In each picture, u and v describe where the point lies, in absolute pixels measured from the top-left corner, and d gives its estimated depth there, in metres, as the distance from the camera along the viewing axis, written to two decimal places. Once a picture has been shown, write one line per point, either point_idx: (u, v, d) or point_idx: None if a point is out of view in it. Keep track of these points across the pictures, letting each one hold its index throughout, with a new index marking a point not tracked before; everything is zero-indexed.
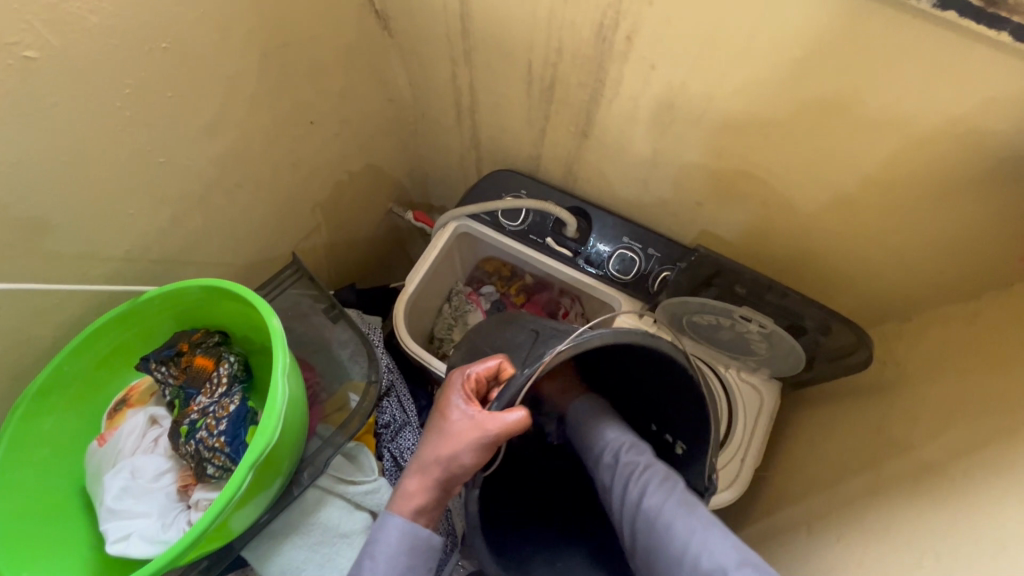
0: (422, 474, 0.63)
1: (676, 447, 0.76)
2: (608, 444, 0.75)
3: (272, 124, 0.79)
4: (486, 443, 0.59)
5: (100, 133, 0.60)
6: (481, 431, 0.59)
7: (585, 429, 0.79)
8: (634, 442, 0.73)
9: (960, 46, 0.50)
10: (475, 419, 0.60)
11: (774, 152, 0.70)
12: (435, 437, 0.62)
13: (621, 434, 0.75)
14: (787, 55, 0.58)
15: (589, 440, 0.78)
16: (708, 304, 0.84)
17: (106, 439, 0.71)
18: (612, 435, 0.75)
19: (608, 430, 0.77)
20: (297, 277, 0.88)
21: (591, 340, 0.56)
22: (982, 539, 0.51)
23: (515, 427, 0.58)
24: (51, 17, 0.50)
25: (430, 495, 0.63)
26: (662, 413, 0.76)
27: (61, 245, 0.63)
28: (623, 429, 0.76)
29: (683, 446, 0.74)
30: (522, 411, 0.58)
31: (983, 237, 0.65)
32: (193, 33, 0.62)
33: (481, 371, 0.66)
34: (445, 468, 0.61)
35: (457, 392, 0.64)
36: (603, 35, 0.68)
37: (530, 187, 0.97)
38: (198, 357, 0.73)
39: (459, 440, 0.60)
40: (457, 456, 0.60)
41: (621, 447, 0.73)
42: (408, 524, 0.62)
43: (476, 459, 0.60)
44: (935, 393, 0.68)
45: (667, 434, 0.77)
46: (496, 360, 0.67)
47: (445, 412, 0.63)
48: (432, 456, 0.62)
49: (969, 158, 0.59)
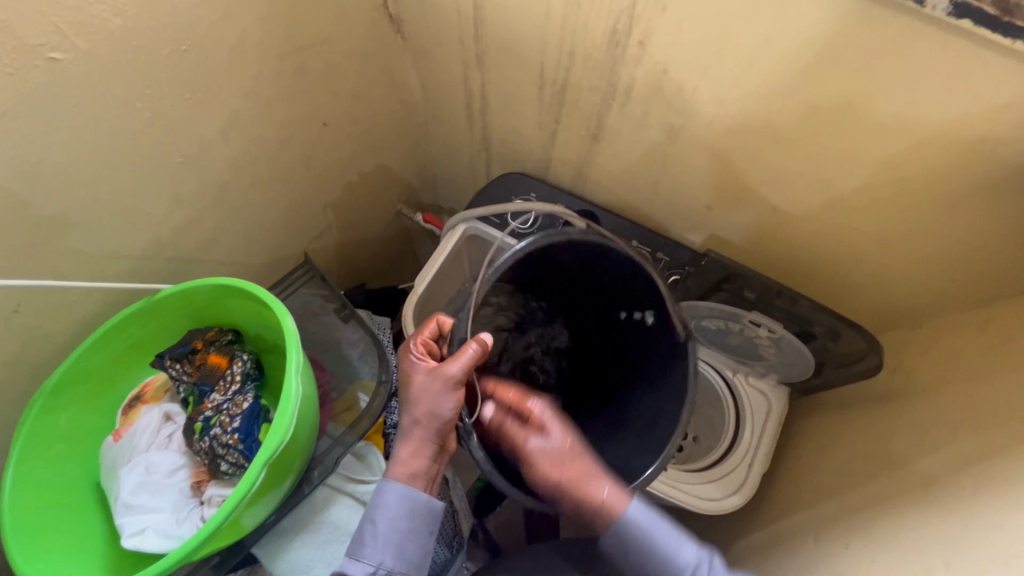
0: (408, 439, 0.62)
1: (646, 319, 0.75)
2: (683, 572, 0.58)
3: (288, 126, 0.80)
4: (456, 384, 0.61)
5: (120, 132, 0.61)
6: (443, 375, 0.61)
7: (644, 545, 0.60)
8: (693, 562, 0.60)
9: (975, 53, 0.50)
10: (432, 370, 0.62)
11: (785, 156, 0.70)
12: (406, 401, 0.63)
13: (693, 555, 0.59)
14: (800, 61, 0.58)
15: (649, 559, 0.60)
16: (717, 307, 0.87)
17: (121, 435, 0.72)
18: (686, 556, 0.59)
19: (676, 549, 0.59)
20: (308, 277, 0.89)
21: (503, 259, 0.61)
22: (989, 546, 0.51)
23: (476, 357, 0.61)
24: (78, 20, 0.51)
25: (425, 457, 0.63)
26: (619, 296, 0.76)
27: (81, 244, 0.64)
28: (691, 544, 0.60)
29: (651, 312, 0.73)
30: (474, 345, 0.60)
31: (997, 244, 0.65)
32: (213, 37, 0.63)
33: (425, 334, 0.66)
34: (428, 424, 0.62)
35: (411, 357, 0.65)
36: (616, 40, 0.69)
37: (540, 190, 0.97)
38: (212, 355, 0.74)
39: (427, 394, 0.61)
40: (433, 409, 0.61)
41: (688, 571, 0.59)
42: (406, 490, 0.62)
43: (456, 402, 0.61)
44: (945, 400, 0.67)
45: (634, 313, 0.76)
46: (434, 320, 0.67)
47: (407, 379, 0.64)
48: (411, 418, 0.62)
49: (980, 165, 0.59)
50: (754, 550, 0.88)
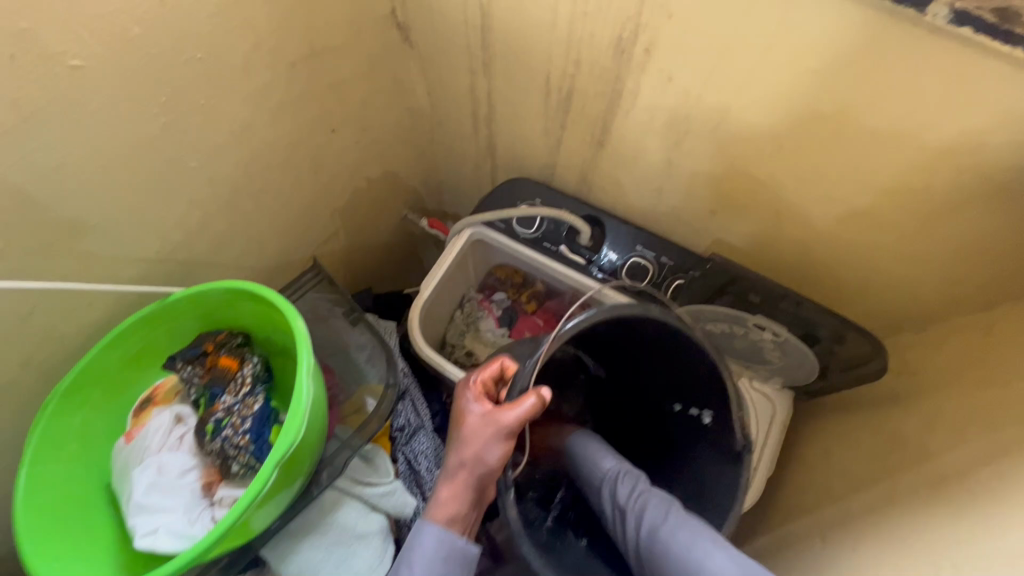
0: (451, 481, 0.64)
1: (702, 418, 0.75)
2: (607, 472, 0.75)
3: (298, 133, 0.82)
4: (507, 433, 0.61)
5: (136, 137, 0.62)
6: (498, 423, 0.61)
7: (581, 459, 0.78)
8: (628, 472, 0.74)
9: (977, 60, 0.51)
10: (487, 415, 0.62)
11: (789, 161, 0.71)
12: (457, 440, 0.64)
13: (618, 463, 0.76)
14: (804, 67, 0.59)
15: (583, 467, 0.77)
16: (722, 311, 0.87)
17: (133, 437, 0.72)
18: (608, 465, 0.75)
19: (604, 458, 0.77)
20: (316, 281, 0.90)
21: (583, 320, 0.60)
22: (996, 546, 0.51)
23: (532, 411, 0.60)
24: (98, 27, 0.53)
25: (463, 501, 0.64)
26: (676, 388, 0.76)
27: (95, 246, 0.65)
28: (621, 459, 0.77)
29: (711, 413, 0.73)
30: (533, 397, 0.60)
31: (997, 249, 0.66)
32: (227, 45, 0.64)
33: (486, 375, 0.68)
34: (472, 469, 0.63)
35: (467, 395, 0.66)
36: (622, 47, 0.70)
37: (545, 196, 0.98)
38: (223, 358, 0.75)
39: (479, 438, 0.62)
40: (482, 455, 0.62)
41: (615, 477, 0.74)
42: (444, 532, 0.64)
43: (503, 451, 0.62)
44: (949, 402, 0.68)
45: (691, 408, 0.76)
46: (499, 361, 0.69)
47: (460, 418, 0.65)
48: (458, 460, 0.64)
49: (982, 171, 0.60)
50: (759, 553, 0.88)
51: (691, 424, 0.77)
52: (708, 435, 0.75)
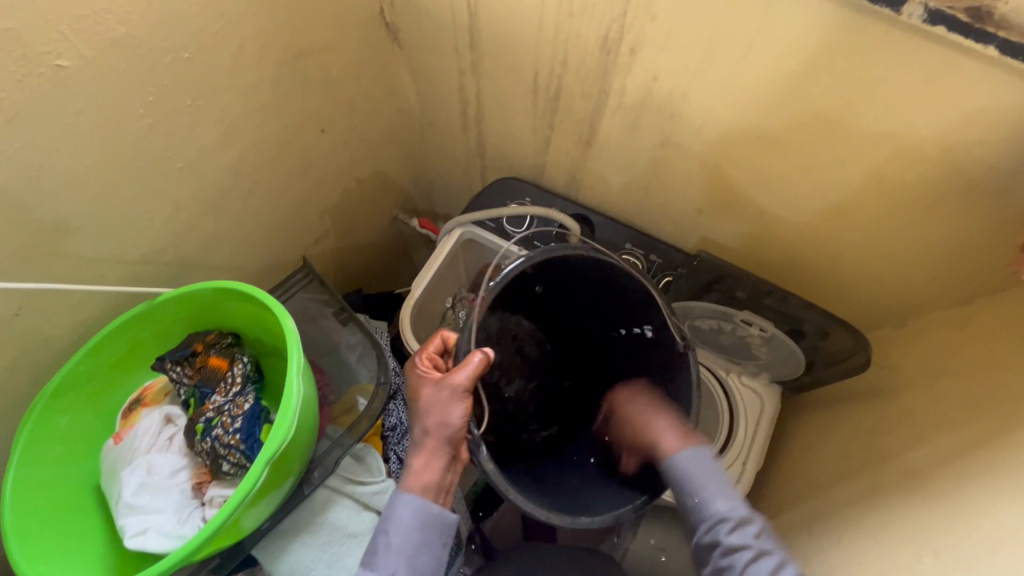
0: (422, 451, 0.65)
1: (646, 334, 0.75)
2: (709, 513, 0.63)
3: (287, 133, 0.82)
4: (463, 392, 0.63)
5: (123, 138, 0.62)
6: (451, 385, 0.62)
7: (680, 485, 0.66)
8: (741, 524, 0.61)
9: (951, 58, 0.52)
10: (439, 383, 0.64)
11: (771, 160, 0.72)
12: (417, 413, 0.65)
13: (728, 504, 0.63)
14: (784, 67, 0.61)
15: (685, 499, 0.65)
16: (710, 307, 0.89)
17: (122, 437, 0.72)
18: (720, 506, 0.63)
19: (710, 498, 0.64)
20: (307, 281, 0.91)
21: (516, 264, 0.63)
22: (978, 533, 0.52)
23: (480, 367, 0.62)
24: (84, 28, 0.53)
25: (437, 468, 0.65)
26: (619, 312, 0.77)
27: (81, 247, 0.64)
28: (733, 504, 0.63)
29: (650, 326, 0.73)
30: (480, 353, 0.61)
31: (975, 244, 0.67)
32: (214, 45, 0.65)
33: (430, 350, 0.69)
34: (438, 435, 0.64)
35: (420, 373, 0.67)
36: (608, 48, 0.71)
37: (534, 195, 0.99)
38: (213, 357, 0.74)
39: (437, 403, 0.63)
40: (444, 419, 0.63)
41: (721, 528, 0.61)
42: (418, 500, 0.64)
43: (465, 410, 0.63)
44: (931, 394, 0.69)
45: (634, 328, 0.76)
46: (439, 335, 0.71)
47: (416, 393, 0.66)
48: (422, 428, 0.65)
49: (958, 168, 0.61)
50: None
51: (641, 348, 0.77)
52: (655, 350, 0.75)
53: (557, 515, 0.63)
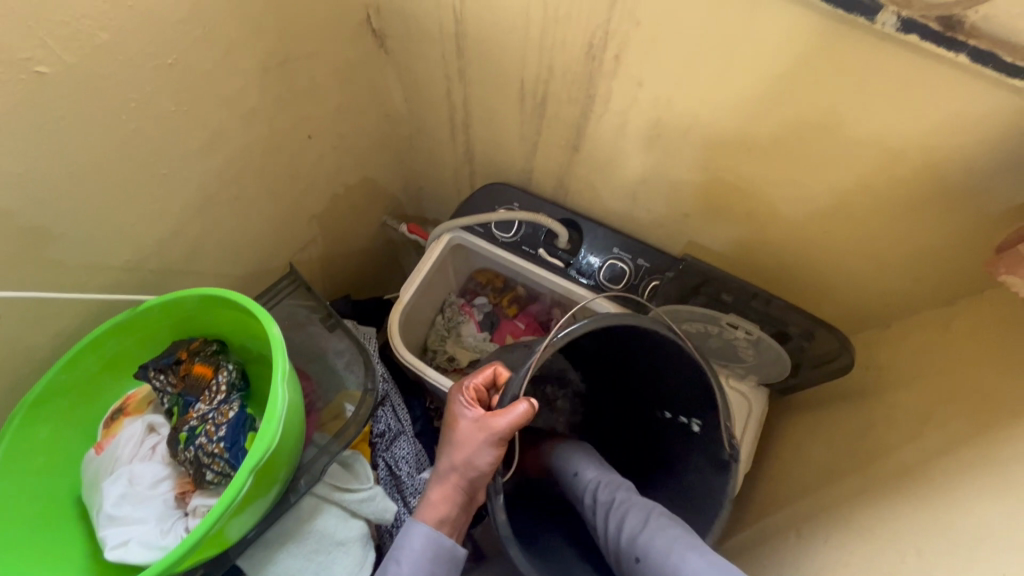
0: (442, 484, 0.65)
1: (691, 426, 0.75)
2: (588, 484, 0.76)
3: (273, 139, 0.82)
4: (500, 438, 0.62)
5: (106, 144, 0.61)
6: (490, 429, 0.62)
7: (564, 472, 0.81)
8: (610, 479, 0.75)
9: (927, 66, 0.53)
10: (479, 421, 0.63)
11: (754, 165, 0.73)
12: (448, 445, 0.65)
13: (600, 474, 0.77)
14: (764, 74, 0.61)
15: (568, 480, 0.79)
16: (698, 312, 0.88)
17: (103, 447, 0.71)
18: (589, 476, 0.77)
19: (586, 470, 0.79)
20: (293, 286, 0.90)
21: (582, 326, 0.58)
22: (960, 533, 0.53)
23: (523, 418, 0.61)
24: (64, 33, 0.52)
25: (453, 505, 0.66)
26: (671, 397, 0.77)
27: (63, 255, 0.63)
28: (601, 471, 0.78)
29: (698, 422, 0.73)
30: (525, 404, 0.61)
31: (954, 246, 0.69)
32: (197, 51, 0.64)
33: (479, 381, 0.69)
34: (463, 473, 0.64)
35: (459, 400, 0.67)
36: (592, 54, 0.71)
37: (522, 200, 0.99)
38: (197, 365, 0.74)
39: (472, 442, 0.63)
40: (471, 459, 0.64)
41: (598, 485, 0.75)
42: (433, 533, 0.64)
43: (494, 456, 0.63)
44: (913, 395, 0.70)
45: (682, 417, 0.76)
46: (492, 368, 0.70)
47: (453, 423, 0.66)
48: (450, 463, 0.65)
49: (935, 172, 0.62)
50: (737, 547, 0.89)
51: (682, 433, 0.77)
52: (697, 444, 0.75)
53: None
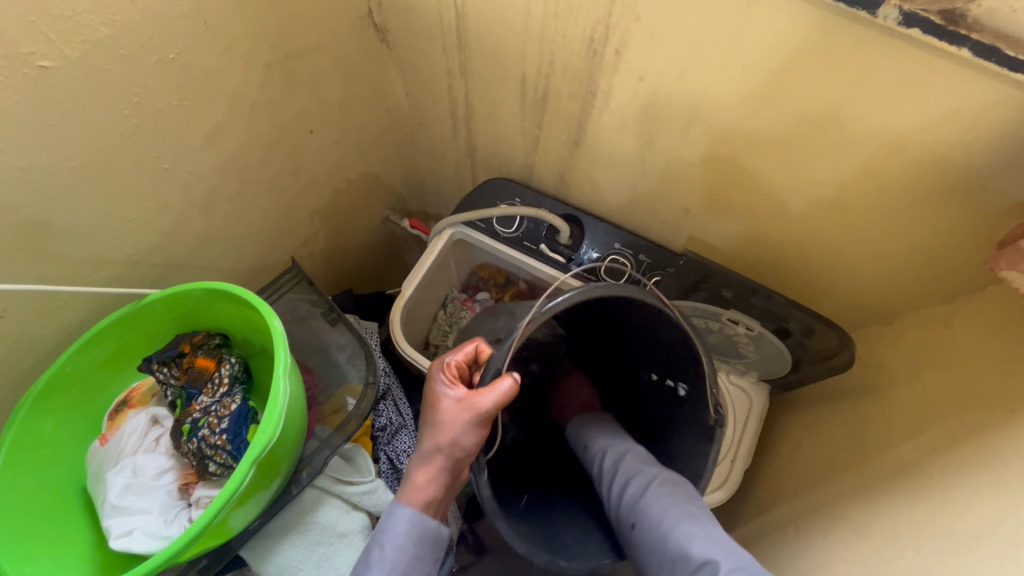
0: (426, 465, 0.64)
1: (678, 390, 0.72)
2: (598, 451, 0.77)
3: (275, 134, 0.82)
4: (484, 416, 0.60)
5: (108, 139, 0.62)
6: (475, 408, 0.60)
7: (577, 441, 0.81)
8: (619, 446, 0.75)
9: (929, 59, 0.53)
10: (463, 401, 0.61)
11: (756, 159, 0.73)
12: (430, 426, 0.63)
13: (610, 441, 0.77)
14: (766, 67, 0.61)
15: (581, 448, 0.80)
16: (698, 306, 0.89)
17: (108, 439, 0.72)
18: (600, 444, 0.77)
19: (596, 438, 0.79)
20: (296, 281, 0.90)
21: (564, 299, 0.55)
22: (958, 529, 0.53)
23: (508, 394, 0.59)
24: (67, 29, 0.52)
25: (438, 486, 0.65)
26: (656, 361, 0.73)
27: (67, 250, 0.64)
28: (611, 438, 0.77)
29: (685, 385, 0.70)
30: (509, 378, 0.58)
31: (956, 242, 0.68)
32: (199, 46, 0.64)
33: (459, 358, 0.68)
34: (448, 453, 0.63)
35: (441, 379, 0.65)
36: (594, 48, 0.71)
37: (524, 196, 0.99)
38: (200, 358, 0.74)
39: (456, 424, 0.61)
40: (456, 441, 0.62)
41: (608, 452, 0.75)
42: (416, 514, 0.64)
43: (480, 437, 0.62)
44: (913, 392, 0.70)
45: (668, 380, 0.73)
46: (473, 345, 0.69)
47: (435, 403, 0.64)
48: (433, 444, 0.63)
49: (937, 167, 0.62)
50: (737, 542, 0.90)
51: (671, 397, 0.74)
52: (684, 409, 0.72)
53: (537, 552, 0.63)
